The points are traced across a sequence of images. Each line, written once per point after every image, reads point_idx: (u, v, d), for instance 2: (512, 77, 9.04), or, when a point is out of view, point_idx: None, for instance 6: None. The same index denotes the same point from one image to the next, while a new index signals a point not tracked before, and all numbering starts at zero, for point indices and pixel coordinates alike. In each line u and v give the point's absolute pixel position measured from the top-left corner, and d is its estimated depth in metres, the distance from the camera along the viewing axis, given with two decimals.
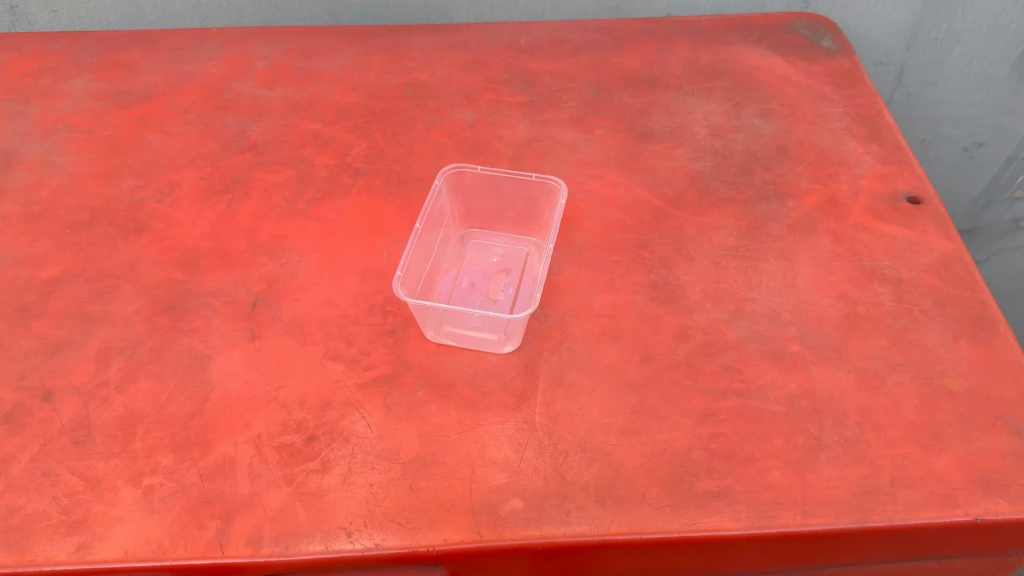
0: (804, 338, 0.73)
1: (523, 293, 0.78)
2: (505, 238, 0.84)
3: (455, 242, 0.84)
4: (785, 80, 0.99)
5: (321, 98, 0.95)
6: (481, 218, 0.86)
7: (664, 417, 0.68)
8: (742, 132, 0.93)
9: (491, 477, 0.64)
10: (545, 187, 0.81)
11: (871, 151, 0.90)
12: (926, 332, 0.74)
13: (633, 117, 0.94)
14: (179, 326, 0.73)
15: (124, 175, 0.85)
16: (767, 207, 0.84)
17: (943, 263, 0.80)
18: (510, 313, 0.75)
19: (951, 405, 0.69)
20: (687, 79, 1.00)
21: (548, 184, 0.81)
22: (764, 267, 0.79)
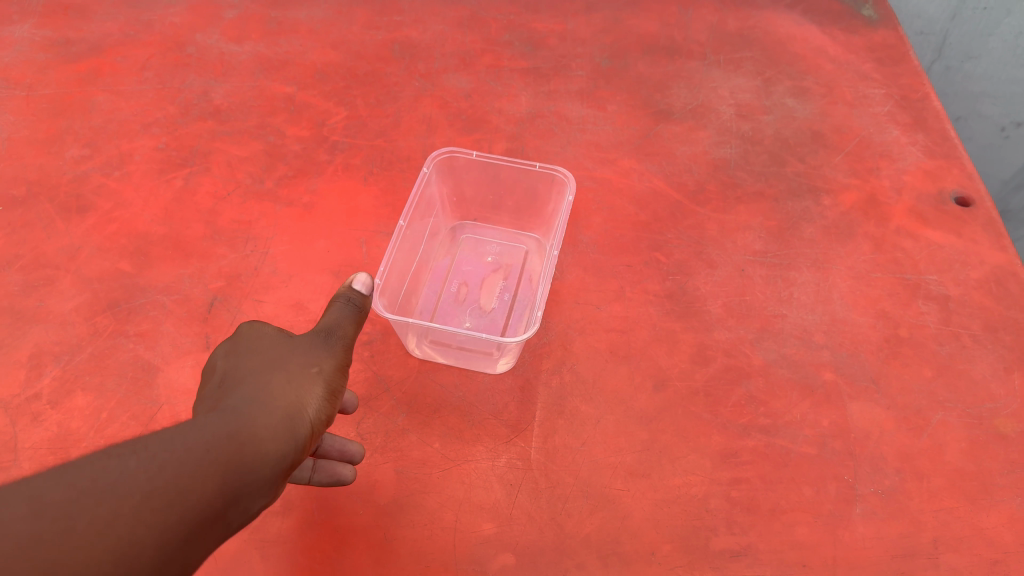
0: (839, 365, 0.65)
1: (520, 306, 0.69)
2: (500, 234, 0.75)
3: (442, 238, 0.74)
4: (822, 54, 0.88)
5: (296, 55, 0.84)
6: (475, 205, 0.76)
7: (678, 457, 0.59)
8: (773, 113, 0.82)
9: (478, 525, 0.55)
10: (550, 181, 0.71)
11: (916, 142, 0.80)
12: (975, 361, 0.66)
13: (649, 92, 0.83)
14: (124, 328, 0.63)
15: (68, 142, 0.74)
16: (799, 205, 0.75)
17: (995, 278, 0.71)
18: (505, 333, 0.66)
19: (1002, 450, 0.61)
20: (712, 47, 0.89)
21: (552, 175, 0.70)
22: (796, 277, 0.70)
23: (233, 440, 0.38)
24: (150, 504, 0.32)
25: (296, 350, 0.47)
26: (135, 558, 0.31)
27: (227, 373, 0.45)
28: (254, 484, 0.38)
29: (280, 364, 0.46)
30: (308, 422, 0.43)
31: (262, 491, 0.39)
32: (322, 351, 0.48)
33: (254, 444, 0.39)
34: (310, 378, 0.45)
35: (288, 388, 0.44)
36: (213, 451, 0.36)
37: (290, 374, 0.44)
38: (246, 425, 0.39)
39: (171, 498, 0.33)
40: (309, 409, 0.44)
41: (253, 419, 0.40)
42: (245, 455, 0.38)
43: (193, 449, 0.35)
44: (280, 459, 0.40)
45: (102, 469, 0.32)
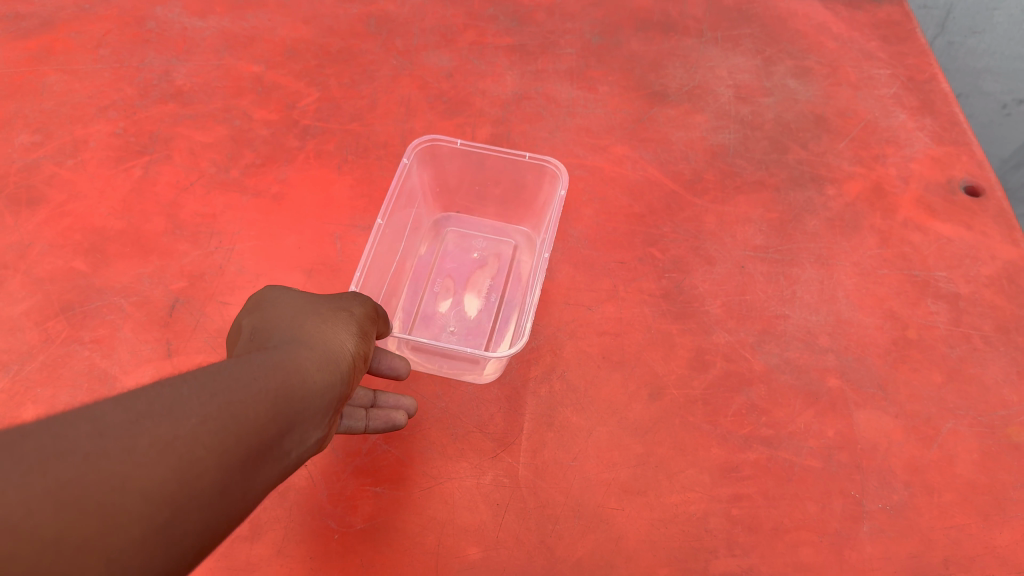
0: (845, 370, 0.61)
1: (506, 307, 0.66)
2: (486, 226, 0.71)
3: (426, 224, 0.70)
4: (824, 31, 0.83)
5: (265, 31, 0.78)
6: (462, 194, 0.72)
7: (676, 472, 0.56)
8: (774, 95, 0.78)
9: (462, 549, 0.52)
10: (538, 176, 0.66)
11: (924, 126, 0.76)
12: (987, 365, 0.62)
13: (643, 72, 0.78)
14: (78, 334, 0.58)
15: (18, 128, 0.69)
16: (802, 195, 0.70)
17: (1007, 275, 0.67)
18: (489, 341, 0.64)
19: (1015, 461, 0.58)
20: (709, 23, 0.84)
21: (543, 167, 0.65)
22: (799, 274, 0.66)
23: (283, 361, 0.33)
24: (212, 424, 0.27)
25: (320, 299, 0.42)
26: (202, 480, 0.26)
27: (252, 313, 0.41)
28: (310, 414, 0.34)
29: (311, 305, 0.42)
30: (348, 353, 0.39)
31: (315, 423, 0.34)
32: (351, 300, 0.44)
33: (307, 376, 0.34)
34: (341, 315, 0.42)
35: (325, 325, 0.40)
36: (268, 374, 0.32)
37: (324, 314, 0.41)
38: (290, 350, 0.35)
39: (233, 419, 0.28)
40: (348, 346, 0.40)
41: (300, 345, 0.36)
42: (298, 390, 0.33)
43: (246, 373, 0.31)
44: (326, 395, 0.35)
45: (156, 392, 0.27)
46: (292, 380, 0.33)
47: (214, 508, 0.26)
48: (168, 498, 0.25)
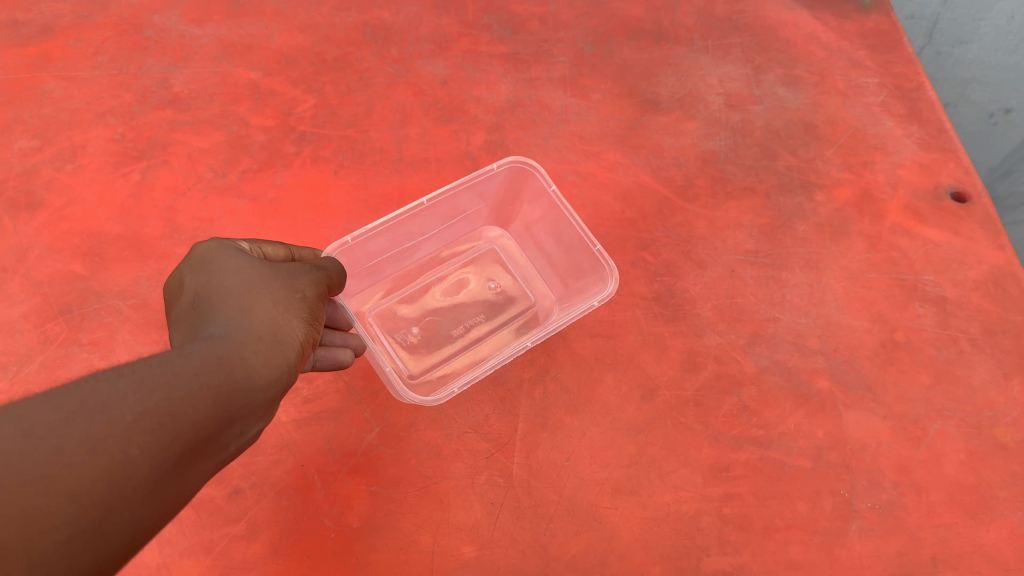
0: (834, 372, 0.62)
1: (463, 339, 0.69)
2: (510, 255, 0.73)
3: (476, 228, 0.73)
4: (813, 40, 0.84)
5: (262, 39, 0.77)
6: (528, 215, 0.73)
7: (668, 471, 0.57)
8: (764, 103, 0.79)
9: (457, 549, 0.53)
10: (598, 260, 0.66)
11: (912, 134, 0.77)
12: (973, 367, 0.63)
13: (635, 79, 0.79)
14: (76, 336, 0.59)
15: (16, 132, 0.70)
16: (791, 200, 0.71)
17: (993, 279, 0.68)
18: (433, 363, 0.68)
19: (1002, 461, 0.59)
20: (700, 32, 0.84)
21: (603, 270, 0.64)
22: (788, 278, 0.67)
23: (228, 355, 0.34)
24: (145, 424, 0.28)
25: (274, 273, 0.43)
26: (133, 481, 0.27)
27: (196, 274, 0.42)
28: (252, 407, 0.35)
29: (263, 278, 0.42)
30: (295, 343, 0.41)
31: (255, 414, 0.36)
32: (297, 273, 0.45)
33: (252, 372, 0.35)
34: (289, 293, 0.43)
35: (272, 308, 0.40)
36: (213, 369, 0.33)
37: (272, 294, 0.41)
38: (239, 342, 0.36)
39: (175, 422, 0.30)
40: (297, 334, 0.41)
41: (247, 335, 0.37)
42: (240, 382, 0.34)
43: (194, 370, 0.32)
44: (270, 385, 0.37)
45: (90, 390, 0.28)
46: (236, 377, 0.34)
47: (148, 508, 0.28)
48: (93, 501, 0.26)
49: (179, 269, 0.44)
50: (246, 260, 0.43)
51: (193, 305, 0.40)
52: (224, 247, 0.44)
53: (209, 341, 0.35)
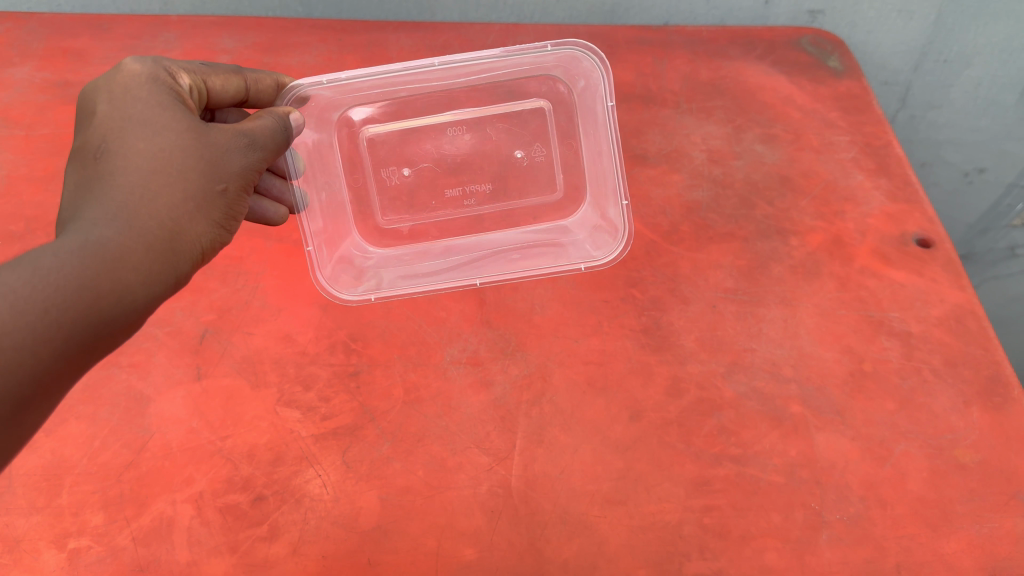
0: (806, 398, 0.68)
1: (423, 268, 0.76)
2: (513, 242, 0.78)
3: (537, 89, 0.77)
4: (789, 103, 0.93)
5: None
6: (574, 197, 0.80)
7: (653, 485, 0.62)
8: (743, 158, 0.86)
9: (460, 551, 0.58)
10: (607, 244, 0.74)
11: (880, 187, 0.84)
12: (936, 395, 0.68)
13: (626, 137, 0.87)
14: (117, 359, 0.66)
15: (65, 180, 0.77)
16: (768, 244, 0.78)
17: (954, 316, 0.74)
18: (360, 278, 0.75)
19: (961, 479, 0.63)
20: (685, 96, 0.93)
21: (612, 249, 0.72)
22: (764, 313, 0.73)
23: (105, 247, 0.45)
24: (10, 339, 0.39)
25: (199, 145, 0.52)
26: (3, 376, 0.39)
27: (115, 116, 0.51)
28: (132, 299, 0.46)
29: (184, 151, 0.51)
30: (186, 235, 0.50)
31: (143, 292, 0.47)
32: (221, 145, 0.53)
33: (129, 262, 0.46)
34: (201, 177, 0.51)
35: (175, 192, 0.50)
36: (86, 263, 0.44)
37: (184, 183, 0.50)
38: (116, 230, 0.46)
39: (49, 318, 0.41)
40: (196, 230, 0.51)
41: (132, 223, 0.47)
42: (124, 283, 0.45)
43: (71, 259, 0.43)
44: (154, 272, 0.48)
45: None
46: (112, 268, 0.45)
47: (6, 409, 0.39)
48: None
49: (109, 88, 0.52)
50: (163, 133, 0.51)
51: (98, 158, 0.50)
52: (152, 98, 0.52)
53: (90, 225, 0.46)
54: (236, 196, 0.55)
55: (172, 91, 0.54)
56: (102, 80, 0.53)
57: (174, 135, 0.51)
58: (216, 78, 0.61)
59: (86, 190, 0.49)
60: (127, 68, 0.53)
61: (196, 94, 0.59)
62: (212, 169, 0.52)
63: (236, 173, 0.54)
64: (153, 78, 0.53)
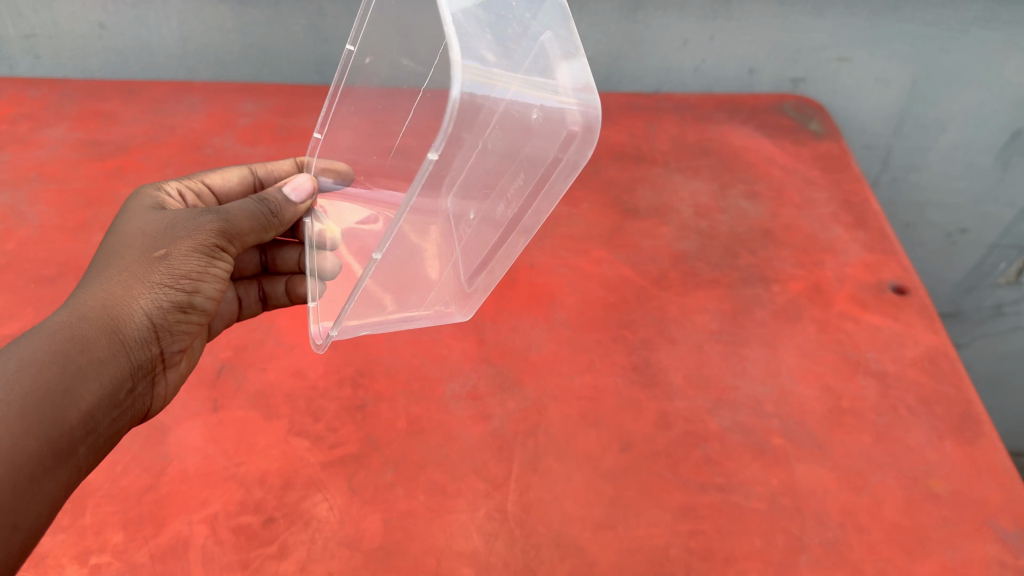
0: (787, 431, 0.71)
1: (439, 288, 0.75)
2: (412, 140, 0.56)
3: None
4: (772, 162, 1.01)
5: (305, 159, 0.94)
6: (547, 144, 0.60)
7: (642, 510, 0.65)
8: (728, 212, 0.93)
9: (457, 571, 0.61)
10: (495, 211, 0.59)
11: (857, 239, 0.90)
12: (910, 430, 0.72)
13: (618, 193, 0.93)
14: None
15: (95, 230, 0.82)
16: (751, 291, 0.83)
17: (928, 357, 0.78)
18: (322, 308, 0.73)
19: (935, 507, 0.66)
20: (674, 156, 1.00)
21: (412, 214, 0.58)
22: (748, 353, 0.77)
23: (55, 334, 0.53)
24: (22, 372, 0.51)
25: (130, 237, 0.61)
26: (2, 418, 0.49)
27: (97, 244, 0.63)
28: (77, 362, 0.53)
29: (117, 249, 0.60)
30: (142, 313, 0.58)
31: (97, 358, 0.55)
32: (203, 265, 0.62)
33: (82, 343, 0.54)
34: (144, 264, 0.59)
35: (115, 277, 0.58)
36: (63, 335, 0.54)
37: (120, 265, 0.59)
38: (64, 316, 0.55)
39: (36, 373, 0.51)
40: (136, 304, 0.58)
41: (99, 316, 0.56)
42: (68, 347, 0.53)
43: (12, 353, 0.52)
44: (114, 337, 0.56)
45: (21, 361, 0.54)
46: (76, 338, 0.54)
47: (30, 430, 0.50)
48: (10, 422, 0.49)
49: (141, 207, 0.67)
50: (150, 224, 0.62)
51: (101, 254, 0.61)
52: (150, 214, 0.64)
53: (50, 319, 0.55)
54: (212, 249, 0.62)
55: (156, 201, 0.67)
56: (134, 203, 0.67)
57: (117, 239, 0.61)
58: (214, 177, 0.77)
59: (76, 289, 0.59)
60: (151, 199, 0.67)
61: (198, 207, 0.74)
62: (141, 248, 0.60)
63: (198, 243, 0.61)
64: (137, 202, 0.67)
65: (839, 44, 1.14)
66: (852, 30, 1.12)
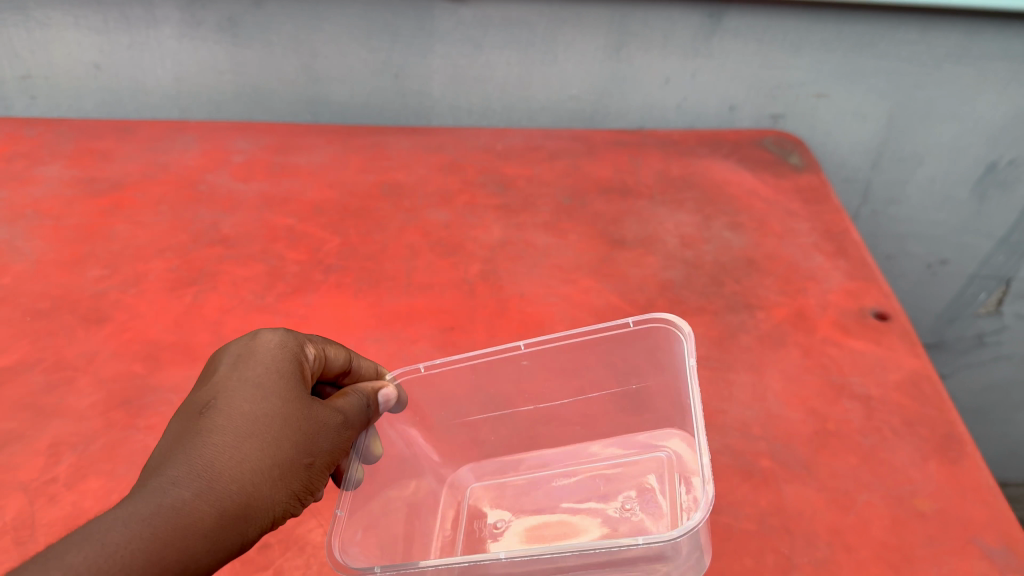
0: (775, 453, 0.72)
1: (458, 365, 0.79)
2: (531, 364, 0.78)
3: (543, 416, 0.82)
4: (753, 195, 1.03)
5: (297, 194, 0.96)
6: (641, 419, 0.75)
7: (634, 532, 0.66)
8: (712, 243, 0.95)
9: None
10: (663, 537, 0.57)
11: (839, 267, 0.93)
12: (895, 451, 0.73)
13: (605, 224, 0.96)
14: (134, 422, 0.69)
15: (90, 265, 0.84)
16: (736, 318, 0.85)
17: (911, 380, 0.80)
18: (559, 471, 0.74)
19: (921, 526, 0.67)
20: (658, 190, 1.02)
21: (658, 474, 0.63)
22: (735, 378, 0.79)
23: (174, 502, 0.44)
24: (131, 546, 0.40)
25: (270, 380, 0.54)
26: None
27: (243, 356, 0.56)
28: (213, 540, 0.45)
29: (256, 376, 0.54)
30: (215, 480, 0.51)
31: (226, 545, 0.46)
32: (324, 420, 0.55)
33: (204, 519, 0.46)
34: (293, 446, 0.52)
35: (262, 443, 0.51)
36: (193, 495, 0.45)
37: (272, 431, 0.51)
38: (185, 490, 0.45)
39: (158, 531, 0.42)
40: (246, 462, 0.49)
41: (210, 478, 0.47)
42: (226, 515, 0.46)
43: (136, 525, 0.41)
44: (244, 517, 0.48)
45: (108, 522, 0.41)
46: (186, 528, 0.43)
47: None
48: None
49: (235, 357, 0.55)
50: (247, 398, 0.52)
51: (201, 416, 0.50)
52: (258, 368, 0.54)
53: (163, 490, 0.45)
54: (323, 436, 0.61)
55: (294, 361, 0.57)
56: (230, 346, 0.57)
57: (273, 373, 0.55)
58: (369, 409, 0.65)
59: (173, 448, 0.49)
60: (258, 339, 0.57)
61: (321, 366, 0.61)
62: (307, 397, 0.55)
63: (328, 439, 0.55)
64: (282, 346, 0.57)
65: (817, 80, 1.17)
66: (829, 66, 1.15)
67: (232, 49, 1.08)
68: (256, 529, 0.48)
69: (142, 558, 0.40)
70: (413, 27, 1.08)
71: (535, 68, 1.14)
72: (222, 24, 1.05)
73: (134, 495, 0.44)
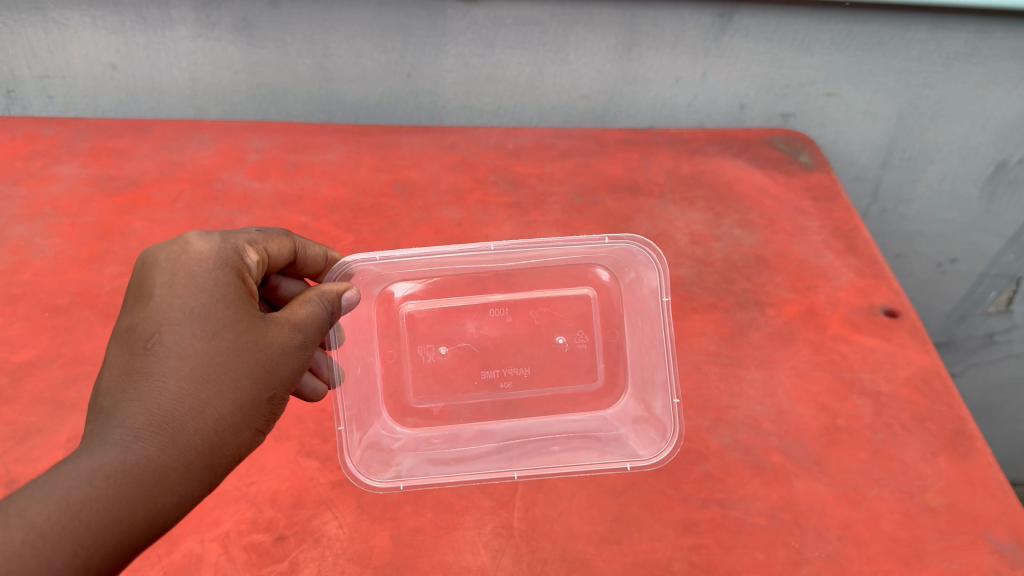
0: (785, 449, 0.73)
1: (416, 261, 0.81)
2: (529, 319, 0.86)
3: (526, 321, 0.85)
4: (764, 193, 1.04)
5: (310, 192, 0.97)
6: (614, 390, 0.85)
7: (645, 526, 0.66)
8: (723, 240, 0.95)
9: None
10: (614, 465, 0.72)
11: (849, 264, 0.93)
12: (905, 447, 0.74)
13: (615, 222, 0.97)
14: None
15: (107, 261, 0.85)
16: (747, 314, 0.86)
17: (921, 377, 0.80)
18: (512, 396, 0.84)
19: (931, 521, 0.67)
20: (668, 188, 1.03)
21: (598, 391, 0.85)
22: (745, 373, 0.79)
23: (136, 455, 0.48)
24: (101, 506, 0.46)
25: (218, 301, 0.55)
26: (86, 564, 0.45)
27: (169, 267, 0.55)
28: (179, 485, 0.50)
29: (197, 293, 0.55)
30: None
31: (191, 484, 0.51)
32: (278, 346, 0.58)
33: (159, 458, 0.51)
34: (251, 382, 0.55)
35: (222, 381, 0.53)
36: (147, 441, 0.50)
37: (230, 366, 0.54)
38: (145, 443, 0.49)
39: (122, 490, 0.47)
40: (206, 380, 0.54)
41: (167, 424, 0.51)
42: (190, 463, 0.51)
43: (107, 485, 0.46)
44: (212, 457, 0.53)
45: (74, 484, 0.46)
46: (148, 484, 0.48)
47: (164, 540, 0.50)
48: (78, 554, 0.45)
49: (171, 271, 0.55)
50: (197, 334, 0.53)
51: (149, 349, 0.52)
52: (201, 294, 0.55)
53: (124, 446, 0.48)
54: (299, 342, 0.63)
55: (234, 277, 0.58)
56: (162, 253, 0.56)
57: (216, 292, 0.55)
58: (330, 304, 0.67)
59: (129, 380, 0.51)
60: (193, 250, 0.57)
61: (262, 266, 0.64)
62: (258, 320, 0.57)
63: (287, 364, 0.59)
64: (215, 260, 0.57)
65: (827, 80, 1.18)
66: (839, 65, 1.16)
67: (246, 49, 1.09)
68: (221, 465, 0.54)
69: (107, 515, 0.46)
70: (426, 26, 1.08)
71: (546, 67, 1.14)
72: (237, 24, 1.06)
73: (92, 448, 0.48)
